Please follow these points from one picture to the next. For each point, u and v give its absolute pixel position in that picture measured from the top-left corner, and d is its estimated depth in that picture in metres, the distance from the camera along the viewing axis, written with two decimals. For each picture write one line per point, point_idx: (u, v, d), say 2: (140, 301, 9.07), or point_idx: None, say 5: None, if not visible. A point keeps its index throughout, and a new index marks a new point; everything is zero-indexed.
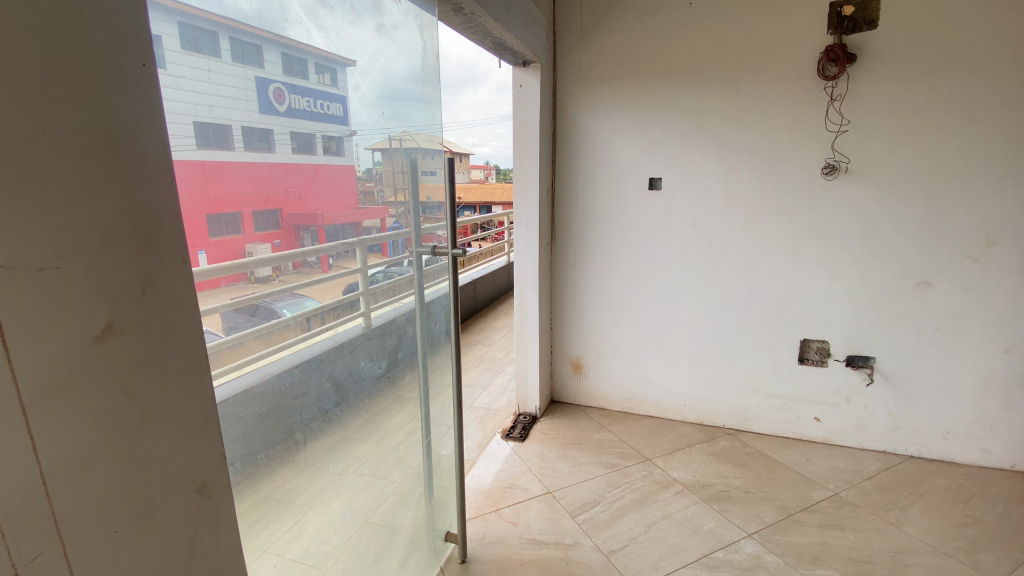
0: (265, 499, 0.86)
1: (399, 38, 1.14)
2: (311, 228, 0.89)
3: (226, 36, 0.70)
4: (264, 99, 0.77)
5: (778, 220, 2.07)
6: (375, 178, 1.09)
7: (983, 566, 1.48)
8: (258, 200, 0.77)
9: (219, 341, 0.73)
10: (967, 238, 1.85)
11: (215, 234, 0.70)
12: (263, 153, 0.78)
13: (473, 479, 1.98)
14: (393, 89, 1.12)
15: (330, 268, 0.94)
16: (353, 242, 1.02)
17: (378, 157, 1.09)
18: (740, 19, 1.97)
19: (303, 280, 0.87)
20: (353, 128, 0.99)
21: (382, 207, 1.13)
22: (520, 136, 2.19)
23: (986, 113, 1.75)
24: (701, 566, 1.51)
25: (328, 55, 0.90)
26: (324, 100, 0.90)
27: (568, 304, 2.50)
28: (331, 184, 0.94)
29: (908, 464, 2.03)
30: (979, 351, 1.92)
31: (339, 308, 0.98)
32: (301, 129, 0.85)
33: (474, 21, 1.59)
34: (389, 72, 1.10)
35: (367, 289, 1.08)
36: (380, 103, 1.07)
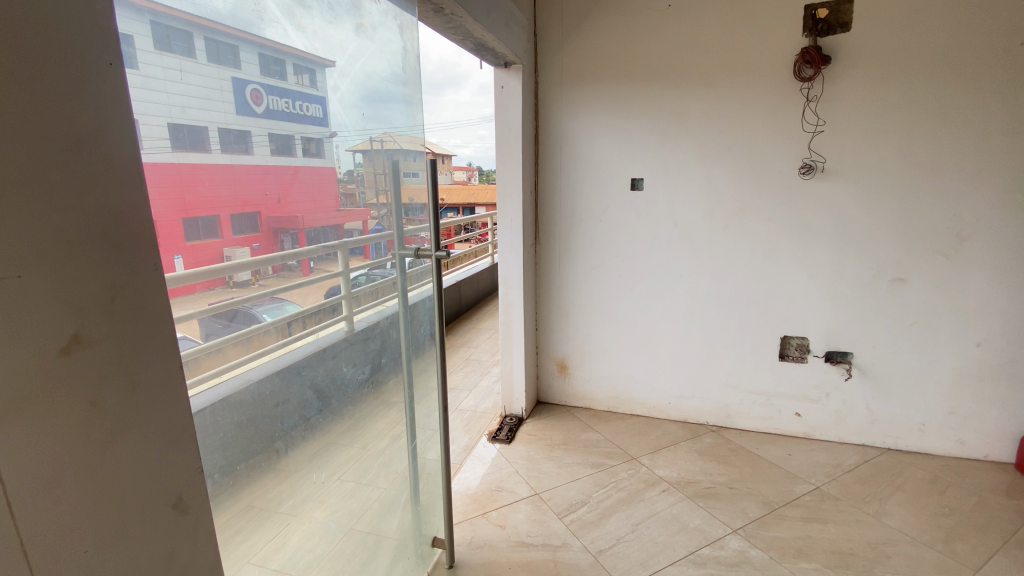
0: (247, 510, 0.84)
1: (379, 39, 1.12)
2: (291, 231, 0.87)
3: (201, 35, 0.68)
4: (241, 100, 0.75)
5: (757, 219, 2.10)
6: (356, 180, 1.08)
7: (960, 555, 1.52)
8: (236, 203, 0.75)
9: (197, 348, 0.71)
10: (940, 235, 1.90)
11: (191, 239, 0.67)
12: (242, 155, 0.76)
13: (459, 482, 1.97)
14: (373, 90, 1.11)
15: (311, 271, 0.92)
16: (334, 245, 1.01)
17: (359, 158, 1.07)
18: (718, 21, 1.99)
19: (283, 284, 0.85)
20: (333, 129, 0.97)
21: (364, 210, 1.11)
22: (502, 136, 2.18)
23: (955, 114, 1.81)
24: (688, 563, 1.53)
25: (306, 56, 0.88)
26: (303, 101, 0.88)
27: (552, 305, 2.51)
28: (311, 186, 0.92)
29: (886, 457, 2.08)
30: (952, 345, 1.98)
31: (320, 313, 0.96)
32: (280, 131, 0.84)
33: (455, 22, 1.58)
34: (369, 72, 1.09)
35: (349, 293, 1.06)
36: (361, 104, 1.06)
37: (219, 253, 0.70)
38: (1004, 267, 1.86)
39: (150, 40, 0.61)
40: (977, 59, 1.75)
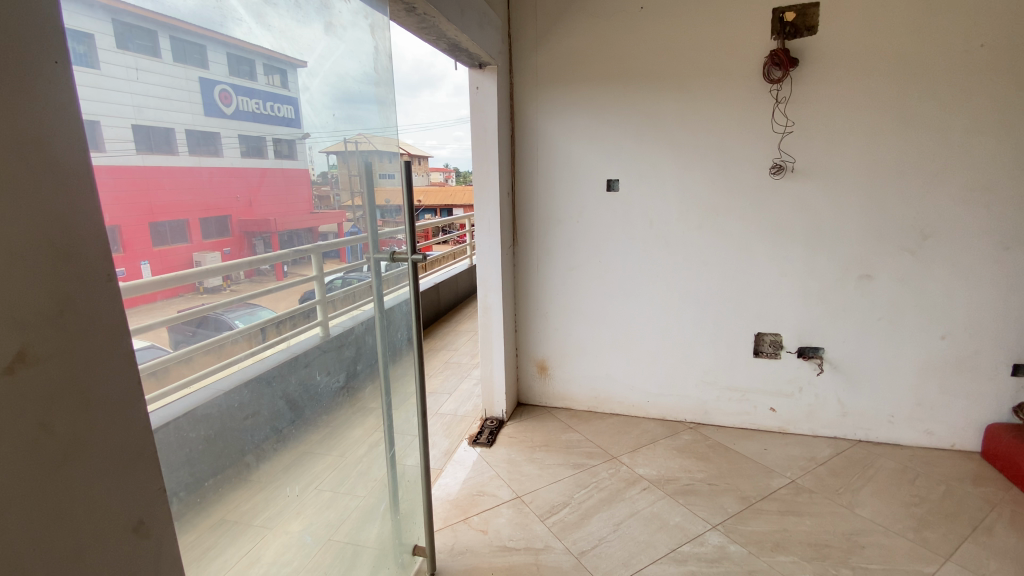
0: (219, 525, 0.81)
1: (350, 38, 1.10)
2: (264, 234, 0.84)
3: (166, 35, 0.65)
4: (210, 101, 0.72)
5: (731, 218, 2.14)
6: (331, 182, 1.05)
7: (930, 543, 1.57)
8: (202, 207, 0.72)
9: (166, 357, 0.68)
10: (904, 232, 1.97)
11: (159, 244, 0.64)
12: (210, 158, 0.73)
13: (439, 488, 1.94)
14: (346, 90, 1.08)
15: (285, 275, 0.89)
16: (308, 248, 0.97)
17: (333, 160, 1.04)
18: (690, 23, 2.02)
19: (256, 288, 0.82)
20: (306, 130, 0.95)
21: (339, 212, 1.08)
22: (478, 137, 2.17)
23: (916, 116, 1.87)
24: (669, 561, 1.53)
25: (276, 56, 0.85)
26: (275, 102, 0.85)
27: (531, 306, 2.50)
28: (285, 189, 0.90)
29: (857, 449, 2.14)
30: (919, 339, 2.04)
31: (293, 319, 0.93)
32: (251, 132, 0.81)
33: (428, 22, 1.56)
34: (340, 72, 1.06)
35: (324, 298, 1.03)
36: (333, 105, 1.03)
37: (189, 259, 0.67)
38: (964, 263, 1.93)
39: (112, 38, 0.58)
40: (936, 62, 1.81)
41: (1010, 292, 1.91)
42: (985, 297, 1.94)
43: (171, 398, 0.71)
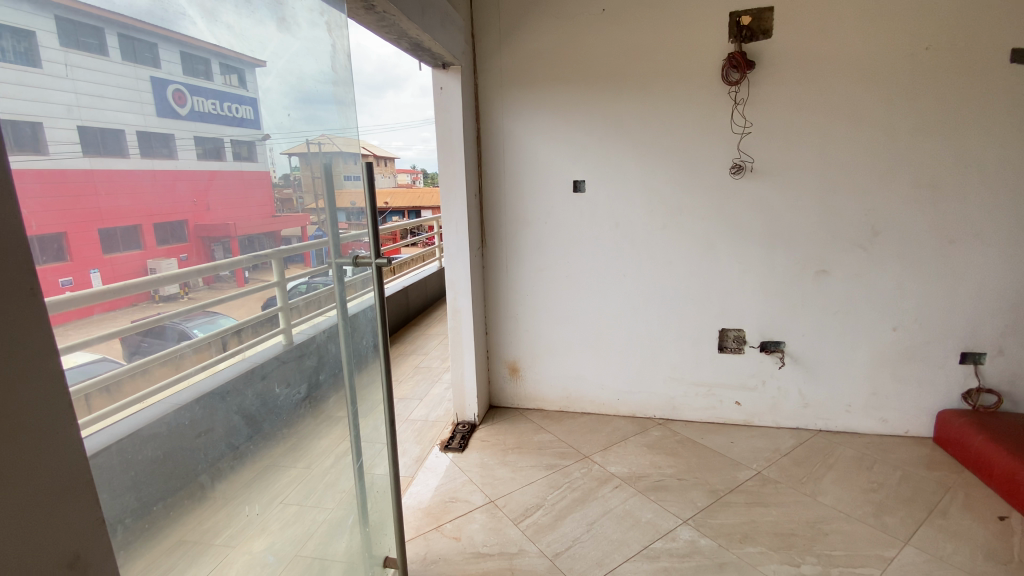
0: (178, 547, 0.77)
1: (306, 36, 1.06)
2: (224, 239, 0.80)
3: (114, 32, 0.61)
4: (162, 102, 0.68)
5: (695, 217, 2.18)
6: (293, 184, 1.01)
7: (889, 527, 1.64)
8: (156, 211, 0.67)
9: (121, 369, 0.63)
10: (856, 229, 2.05)
11: (111, 251, 0.59)
12: (166, 161, 0.69)
13: (411, 496, 1.90)
14: (305, 90, 1.05)
15: (245, 281, 0.86)
16: (270, 253, 0.94)
17: (295, 161, 1.01)
18: (651, 26, 2.05)
19: (216, 295, 0.79)
20: (265, 131, 0.91)
21: (303, 214, 1.05)
22: (443, 138, 2.14)
23: (866, 117, 1.95)
24: (642, 558, 1.55)
25: (234, 55, 0.82)
26: (234, 103, 0.81)
27: (501, 308, 2.49)
28: (245, 191, 0.86)
29: (818, 439, 2.22)
30: (873, 331, 2.13)
31: (253, 327, 0.89)
32: (207, 133, 0.76)
33: (388, 20, 1.53)
34: (299, 72, 1.02)
35: (285, 305, 0.99)
36: (293, 105, 1.00)
37: (142, 267, 0.63)
38: (912, 258, 2.03)
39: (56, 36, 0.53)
40: (882, 66, 1.90)
41: (954, 285, 2.02)
42: (932, 289, 2.04)
43: (123, 413, 0.66)
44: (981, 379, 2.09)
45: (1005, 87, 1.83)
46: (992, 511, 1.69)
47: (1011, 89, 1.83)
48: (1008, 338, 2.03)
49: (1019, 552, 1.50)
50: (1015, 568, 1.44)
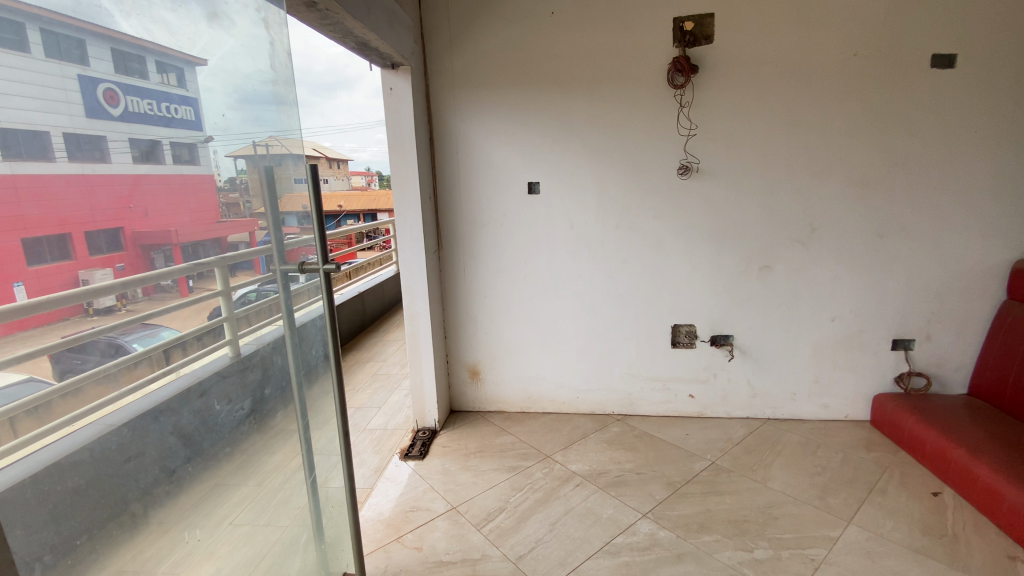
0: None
1: (246, 34, 1.01)
2: (164, 247, 0.76)
3: (35, 26, 0.56)
4: (92, 101, 0.63)
5: (646, 217, 2.23)
6: (240, 188, 0.97)
7: (833, 508, 1.73)
8: (88, 219, 0.62)
9: (49, 390, 0.60)
10: (796, 225, 2.16)
11: (34, 263, 0.55)
12: (95, 165, 0.64)
13: (370, 509, 1.85)
14: (250, 91, 1.02)
15: (192, 292, 0.80)
16: (214, 260, 0.88)
17: (242, 164, 0.97)
18: (600, 29, 2.08)
19: (155, 307, 0.73)
20: (208, 133, 0.87)
21: (252, 219, 1.01)
22: (395, 140, 2.10)
23: (802, 119, 2.06)
24: (604, 554, 1.56)
25: (169, 52, 0.77)
26: (170, 102, 0.76)
27: (458, 311, 2.46)
28: (187, 196, 0.81)
29: (767, 426, 2.32)
30: (813, 322, 2.25)
31: (193, 341, 0.84)
32: (142, 135, 0.71)
33: (332, 18, 1.48)
34: (242, 73, 0.99)
35: (231, 315, 0.94)
36: (237, 106, 0.96)
37: (71, 279, 0.58)
38: (847, 252, 2.15)
39: None
40: (815, 71, 2.01)
41: (885, 276, 2.16)
42: (865, 281, 2.17)
43: (53, 438, 0.63)
44: (911, 364, 2.24)
45: (923, 92, 1.98)
46: (925, 488, 1.82)
47: (929, 94, 1.98)
48: (933, 324, 2.19)
49: (949, 525, 1.61)
50: (945, 540, 1.55)
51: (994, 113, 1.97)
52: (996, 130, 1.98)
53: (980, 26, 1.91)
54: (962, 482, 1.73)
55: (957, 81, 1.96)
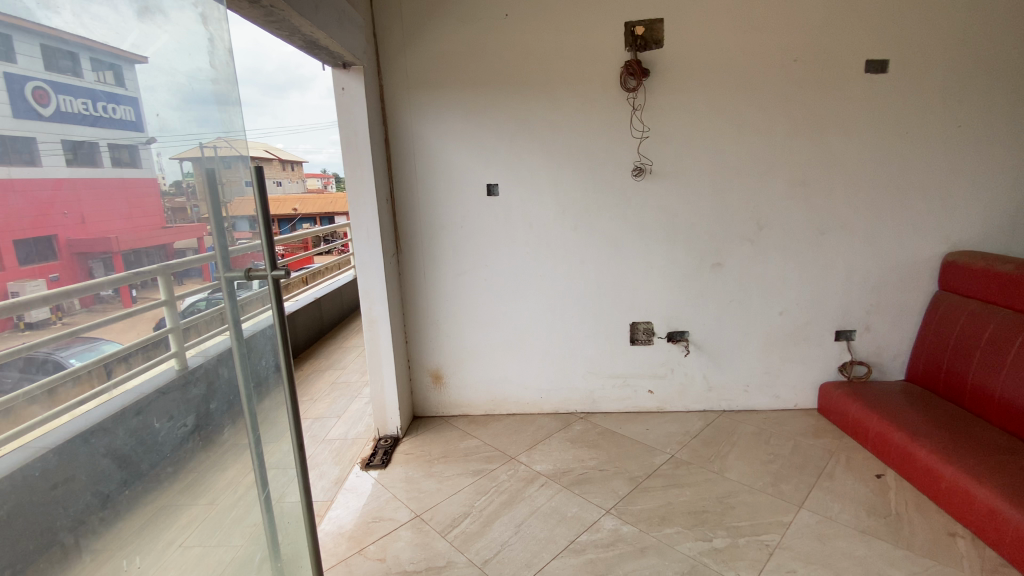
0: None
1: (185, 30, 0.97)
2: (104, 255, 0.71)
3: None
4: (20, 101, 0.59)
5: (604, 217, 2.27)
6: (186, 192, 0.93)
7: (785, 494, 1.81)
8: (17, 225, 0.59)
9: None
10: (744, 224, 2.24)
11: None
12: (27, 169, 0.61)
13: (330, 522, 1.79)
14: (195, 91, 0.98)
15: (134, 301, 0.77)
16: (157, 268, 0.85)
17: (188, 167, 0.94)
18: (554, 31, 2.10)
19: (95, 320, 0.70)
20: (150, 135, 0.84)
21: (198, 224, 0.98)
22: (348, 142, 2.05)
23: (748, 122, 2.14)
24: (569, 553, 1.57)
25: (107, 50, 0.74)
26: (108, 103, 0.73)
27: (419, 315, 2.42)
28: (128, 201, 0.78)
29: (723, 418, 2.40)
30: (763, 316, 2.34)
31: (131, 357, 0.79)
32: (76, 137, 0.68)
33: (277, 16, 1.42)
34: (186, 72, 0.95)
35: (174, 327, 0.89)
36: (182, 107, 0.93)
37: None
38: (793, 249, 2.25)
39: None
40: (759, 75, 2.09)
41: (827, 271, 2.27)
42: (810, 276, 2.28)
43: None
44: (853, 353, 2.37)
45: (856, 97, 2.10)
46: (869, 471, 1.92)
47: (862, 98, 2.10)
48: (872, 315, 2.32)
49: (892, 505, 1.71)
50: (888, 520, 1.64)
51: (920, 116, 2.11)
52: (922, 132, 2.12)
53: (906, 35, 2.04)
54: (903, 464, 1.84)
55: (887, 86, 2.09)
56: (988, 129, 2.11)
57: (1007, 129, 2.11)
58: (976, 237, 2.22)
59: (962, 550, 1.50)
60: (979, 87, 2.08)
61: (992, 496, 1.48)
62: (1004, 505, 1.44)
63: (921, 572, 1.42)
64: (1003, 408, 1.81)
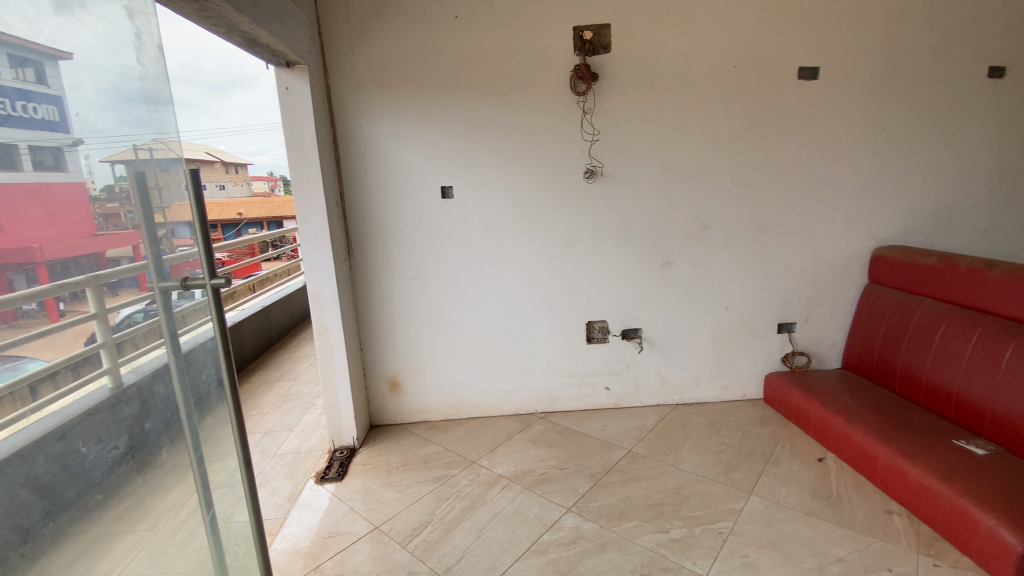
0: None
1: (111, 25, 0.90)
2: (26, 266, 0.67)
3: None
4: None
5: (558, 219, 2.29)
6: (119, 197, 0.88)
7: (736, 482, 1.88)
8: None
9: None
10: (691, 223, 2.33)
11: None
12: None
13: (284, 541, 1.72)
14: (125, 90, 0.92)
15: (61, 315, 0.72)
16: (89, 278, 0.79)
17: (120, 170, 0.88)
18: (504, 34, 2.10)
19: (15, 335, 0.66)
20: (76, 135, 0.79)
21: (133, 231, 0.92)
22: (294, 144, 1.97)
23: (692, 125, 2.22)
24: (531, 554, 1.57)
25: (25, 45, 0.69)
26: (25, 101, 0.68)
27: (374, 321, 2.37)
28: (53, 207, 0.73)
29: (677, 412, 2.48)
30: (711, 311, 2.44)
31: (52, 377, 0.73)
32: None
33: (213, 12, 1.35)
34: (114, 69, 0.89)
35: (103, 342, 0.83)
36: (111, 106, 0.87)
37: None
38: (737, 246, 2.36)
39: None
40: (702, 81, 2.18)
41: (769, 267, 2.39)
42: (753, 272, 2.40)
43: None
44: (794, 344, 2.51)
45: (790, 102, 2.22)
46: (812, 456, 2.03)
47: (796, 103, 2.22)
48: (810, 308, 2.46)
49: (833, 487, 1.82)
50: (830, 501, 1.74)
51: (848, 121, 2.26)
52: (850, 136, 2.27)
53: (833, 45, 2.18)
54: (842, 447, 1.96)
55: (818, 92, 2.22)
56: (906, 133, 2.29)
57: (922, 133, 2.29)
58: (899, 233, 2.40)
59: (897, 526, 1.61)
60: (897, 94, 2.25)
61: (923, 474, 1.59)
62: (933, 482, 1.55)
63: (860, 548, 1.52)
64: (929, 391, 1.96)
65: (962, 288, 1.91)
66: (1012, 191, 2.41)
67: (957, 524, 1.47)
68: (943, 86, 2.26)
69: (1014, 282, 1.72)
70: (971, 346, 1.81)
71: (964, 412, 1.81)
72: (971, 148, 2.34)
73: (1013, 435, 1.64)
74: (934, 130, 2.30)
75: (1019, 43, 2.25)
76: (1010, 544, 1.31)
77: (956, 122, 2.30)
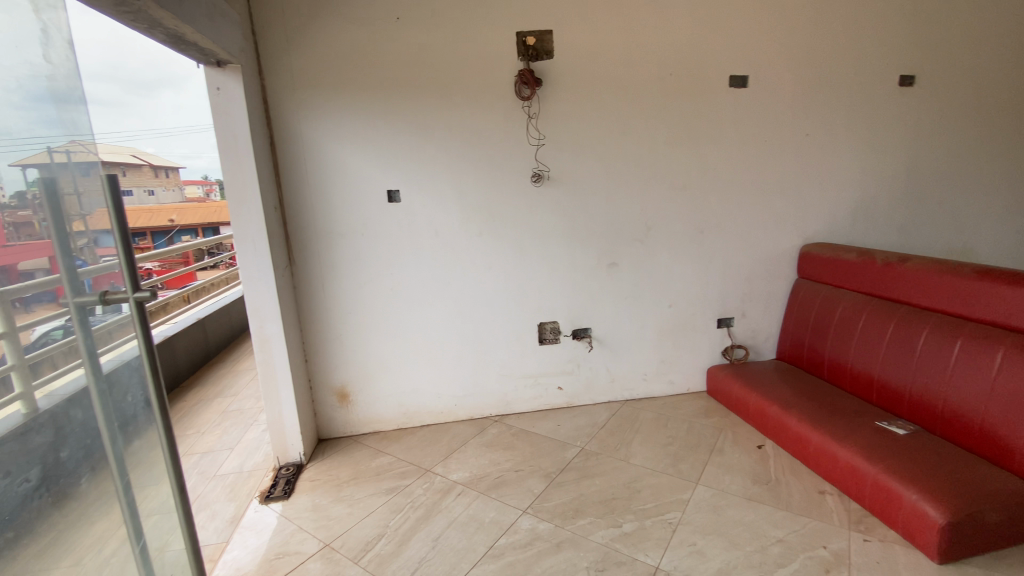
0: None
1: (19, 18, 0.83)
2: None
3: None
4: None
5: (507, 222, 2.30)
6: (31, 204, 0.83)
7: (684, 472, 1.96)
8: None
9: None
10: (635, 224, 2.40)
11: None
12: None
13: (226, 567, 1.62)
14: (34, 88, 0.85)
15: None
16: None
17: (32, 174, 0.83)
18: (448, 37, 2.09)
19: None
20: None
21: (46, 241, 0.85)
22: (228, 147, 1.87)
23: (633, 130, 2.30)
24: (488, 559, 1.57)
25: None
26: None
27: (319, 330, 2.28)
28: None
29: (627, 408, 2.54)
30: (656, 309, 2.53)
31: None
32: None
33: (132, 7, 1.26)
34: (19, 66, 0.82)
35: (11, 364, 0.77)
36: (17, 107, 0.81)
37: None
38: (678, 246, 2.46)
39: None
40: (641, 87, 2.26)
41: (708, 265, 2.51)
42: (694, 271, 2.50)
43: None
44: (733, 338, 2.64)
45: (723, 109, 2.34)
46: (752, 443, 2.15)
47: (729, 110, 2.35)
48: (746, 303, 2.60)
49: (772, 472, 1.93)
50: (770, 485, 1.85)
51: (775, 127, 2.41)
52: (777, 141, 2.42)
53: (759, 56, 2.32)
54: (779, 434, 2.07)
55: (748, 100, 2.36)
56: (826, 139, 2.47)
57: (840, 139, 2.48)
58: (823, 231, 2.58)
59: (829, 505, 1.73)
60: (818, 103, 2.42)
61: (852, 456, 1.72)
62: (861, 462, 1.67)
63: (797, 528, 1.62)
64: (853, 377, 2.12)
65: (879, 281, 2.08)
66: (917, 191, 2.65)
67: (883, 500, 1.59)
68: (856, 95, 2.45)
69: (924, 274, 1.89)
70: (889, 334, 1.98)
71: (885, 395, 1.97)
72: (882, 152, 2.55)
73: (927, 415, 1.80)
74: (850, 136, 2.49)
75: (919, 57, 2.49)
76: (930, 516, 1.43)
77: (868, 129, 2.50)
